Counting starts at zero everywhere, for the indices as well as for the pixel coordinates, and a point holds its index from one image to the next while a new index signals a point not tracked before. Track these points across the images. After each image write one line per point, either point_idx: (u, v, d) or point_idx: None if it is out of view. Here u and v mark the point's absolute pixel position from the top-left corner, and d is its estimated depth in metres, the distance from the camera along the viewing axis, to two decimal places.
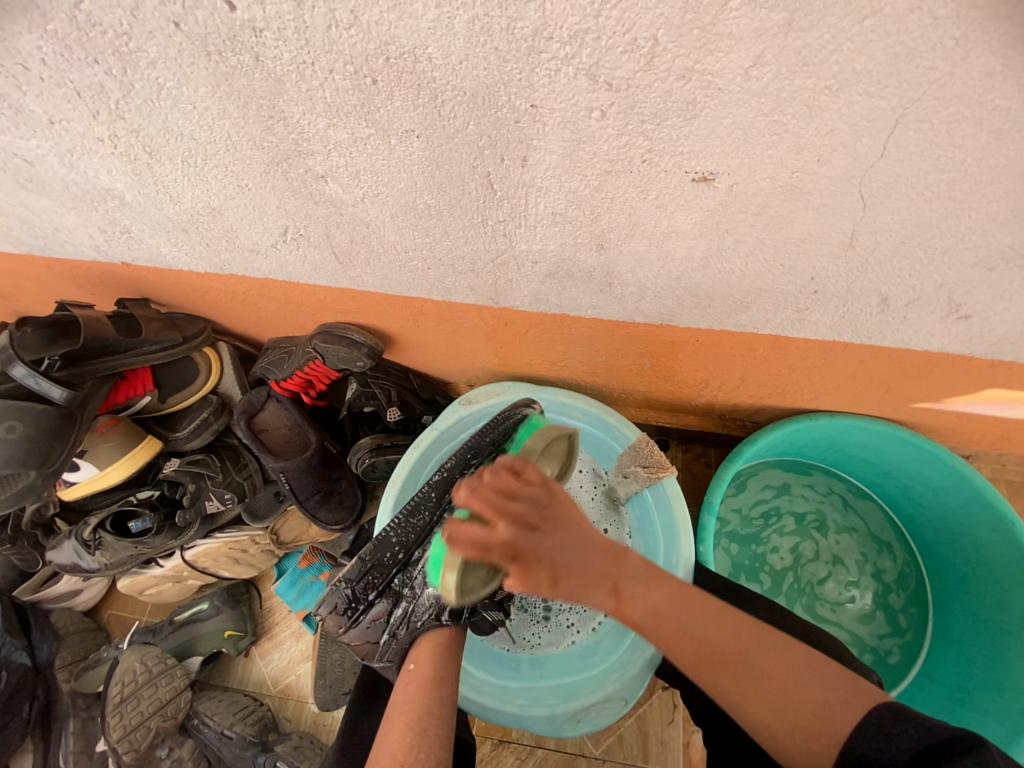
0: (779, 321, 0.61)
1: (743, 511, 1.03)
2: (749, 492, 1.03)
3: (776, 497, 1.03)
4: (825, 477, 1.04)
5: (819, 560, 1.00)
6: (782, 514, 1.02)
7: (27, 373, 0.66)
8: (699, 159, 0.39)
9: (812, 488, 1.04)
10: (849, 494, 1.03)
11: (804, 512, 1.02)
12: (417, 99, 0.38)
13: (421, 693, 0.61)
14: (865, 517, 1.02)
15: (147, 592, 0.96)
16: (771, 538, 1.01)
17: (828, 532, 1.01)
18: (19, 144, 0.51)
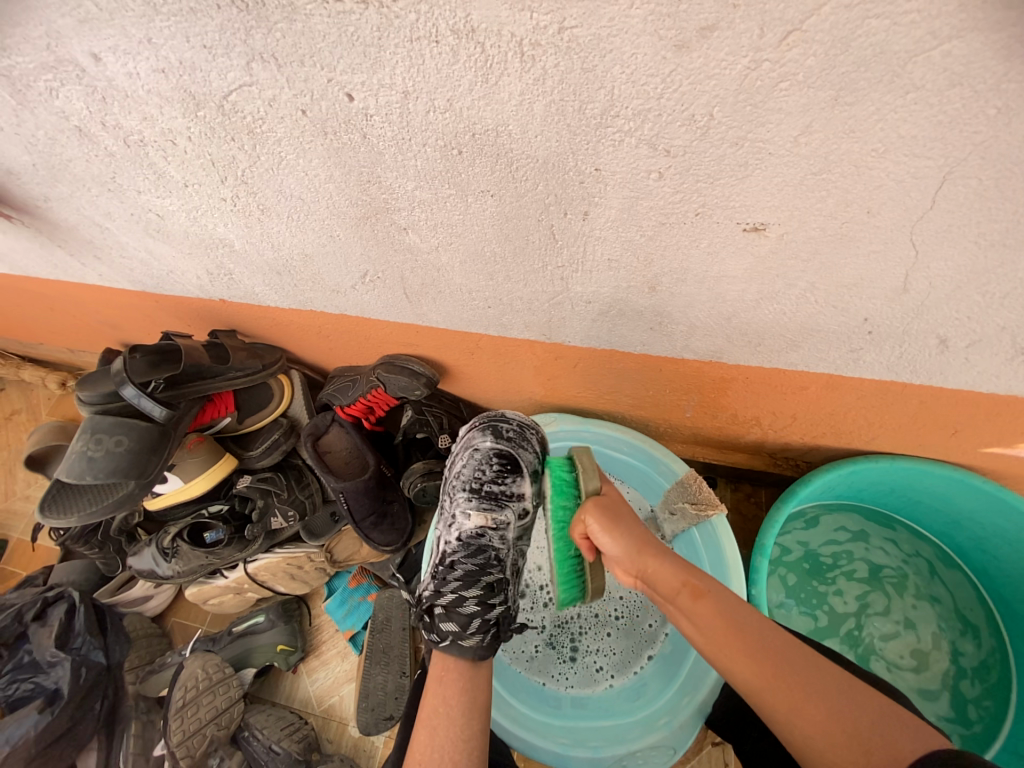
0: (832, 360, 0.62)
1: (809, 547, 1.00)
2: (824, 526, 1.00)
3: (848, 542, 0.99)
4: (914, 538, 0.97)
5: (888, 615, 0.94)
6: (854, 559, 0.98)
7: (136, 393, 0.75)
8: (750, 212, 0.42)
9: (892, 544, 0.98)
10: (937, 562, 0.95)
11: (881, 566, 0.97)
12: (495, 166, 0.43)
13: (438, 697, 0.61)
14: (953, 591, 0.94)
15: (210, 602, 1.02)
16: (838, 580, 0.97)
17: (904, 595, 0.95)
18: (156, 202, 0.61)
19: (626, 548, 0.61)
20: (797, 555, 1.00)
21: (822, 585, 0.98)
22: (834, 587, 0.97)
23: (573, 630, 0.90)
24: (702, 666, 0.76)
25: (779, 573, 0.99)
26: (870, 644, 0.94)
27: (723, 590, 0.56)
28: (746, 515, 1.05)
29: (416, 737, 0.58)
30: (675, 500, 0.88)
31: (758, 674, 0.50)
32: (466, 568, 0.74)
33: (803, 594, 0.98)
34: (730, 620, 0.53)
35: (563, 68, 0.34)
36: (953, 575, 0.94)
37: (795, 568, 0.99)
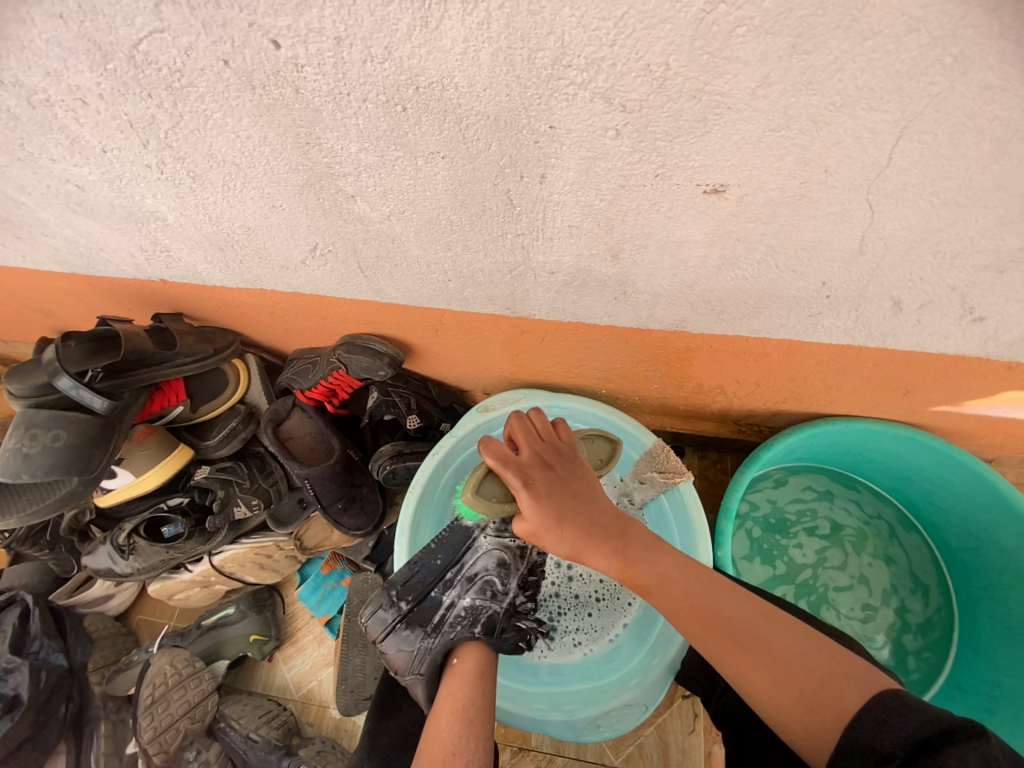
0: (793, 325, 0.63)
1: (777, 503, 1.03)
2: (793, 483, 1.04)
3: (815, 500, 1.03)
4: (878, 501, 1.01)
5: (845, 568, 0.99)
6: (817, 516, 1.02)
7: (72, 384, 0.69)
8: (710, 171, 0.41)
9: (856, 505, 1.02)
10: (897, 524, 1.00)
11: (849, 527, 1.01)
12: (443, 124, 0.40)
13: (466, 689, 0.61)
14: (909, 554, 0.99)
15: (176, 597, 0.99)
16: (800, 535, 1.01)
17: (865, 554, 1.00)
18: (73, 171, 0.55)
19: (554, 528, 0.59)
20: (764, 510, 1.03)
21: (785, 539, 1.01)
22: (795, 539, 1.01)
23: (552, 607, 0.89)
24: (672, 624, 0.79)
25: (743, 526, 1.02)
26: (825, 593, 0.98)
27: (662, 560, 0.58)
28: (713, 481, 1.08)
29: (447, 725, 0.58)
30: (644, 470, 0.90)
31: (712, 637, 0.54)
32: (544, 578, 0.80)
33: (765, 545, 1.01)
34: (672, 591, 0.56)
35: (509, 10, 0.31)
36: (910, 537, 0.99)
37: (761, 521, 1.03)
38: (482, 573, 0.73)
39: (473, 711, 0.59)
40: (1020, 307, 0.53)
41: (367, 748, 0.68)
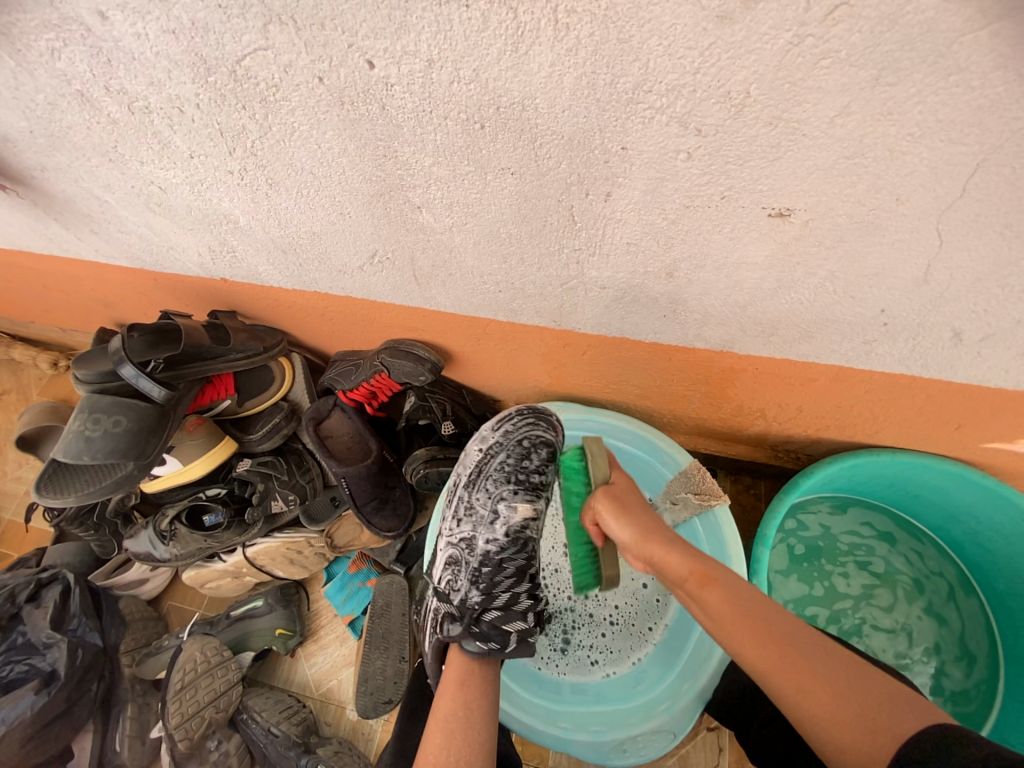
0: (844, 352, 0.62)
1: (829, 529, 1.00)
2: (851, 514, 1.01)
3: (871, 538, 1.00)
4: (943, 559, 0.96)
5: (889, 610, 0.95)
6: (872, 554, 0.98)
7: (134, 372, 0.73)
8: (778, 196, 0.42)
9: (918, 557, 0.98)
10: (958, 587, 0.94)
11: (904, 572, 0.97)
12: (518, 142, 0.42)
13: (455, 690, 0.62)
14: (964, 621, 0.93)
15: (208, 586, 1.02)
16: (848, 565, 0.98)
17: (914, 603, 0.95)
18: (159, 174, 0.59)
19: (632, 524, 0.62)
20: (814, 532, 1.01)
21: (829, 565, 0.99)
22: (840, 565, 0.98)
23: (566, 621, 0.89)
24: (703, 653, 0.77)
25: (786, 543, 1.00)
26: (860, 626, 0.95)
27: (738, 585, 0.54)
28: (745, 506, 1.06)
29: (432, 735, 0.58)
30: (678, 490, 0.89)
31: (765, 650, 0.49)
32: (516, 563, 0.77)
33: (806, 565, 0.99)
34: (743, 607, 0.52)
35: (598, 38, 0.33)
36: (969, 605, 0.93)
37: (807, 542, 1.00)
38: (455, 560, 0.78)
39: (461, 717, 0.59)
40: None
41: (392, 751, 0.68)
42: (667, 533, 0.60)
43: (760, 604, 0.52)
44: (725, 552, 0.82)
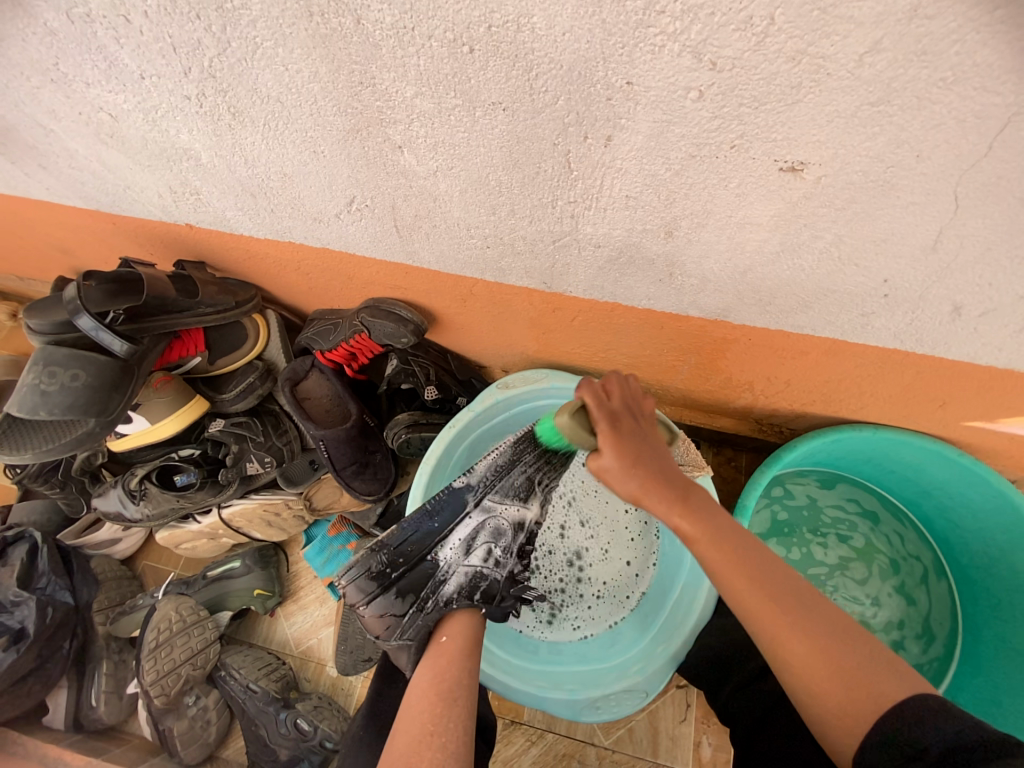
0: (840, 324, 0.60)
1: (816, 501, 1.03)
2: (840, 489, 1.03)
3: (856, 515, 1.02)
4: (923, 543, 0.98)
5: (863, 583, 0.98)
6: (854, 530, 1.01)
7: (94, 324, 0.68)
8: (792, 146, 0.38)
9: (898, 538, 1.00)
10: (930, 570, 0.97)
11: (883, 551, 1.00)
12: (511, 71, 0.37)
13: (449, 664, 0.61)
14: (931, 603, 0.96)
15: (183, 547, 1.00)
16: (828, 535, 1.00)
17: (888, 580, 0.98)
18: (107, 97, 0.52)
19: (633, 477, 0.56)
20: (800, 502, 1.03)
21: (810, 535, 1.01)
22: (821, 534, 1.01)
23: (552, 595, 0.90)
24: (678, 618, 0.79)
25: (771, 509, 1.02)
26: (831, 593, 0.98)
27: (713, 514, 0.55)
28: (726, 478, 1.07)
29: (430, 704, 0.57)
30: None
31: (771, 591, 0.51)
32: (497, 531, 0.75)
33: (788, 532, 1.01)
34: (727, 543, 0.53)
35: None
36: (939, 588, 0.96)
37: (792, 511, 1.02)
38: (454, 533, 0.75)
39: (460, 684, 0.59)
40: None
41: (369, 709, 0.68)
42: (665, 467, 0.57)
43: (736, 549, 0.53)
44: None
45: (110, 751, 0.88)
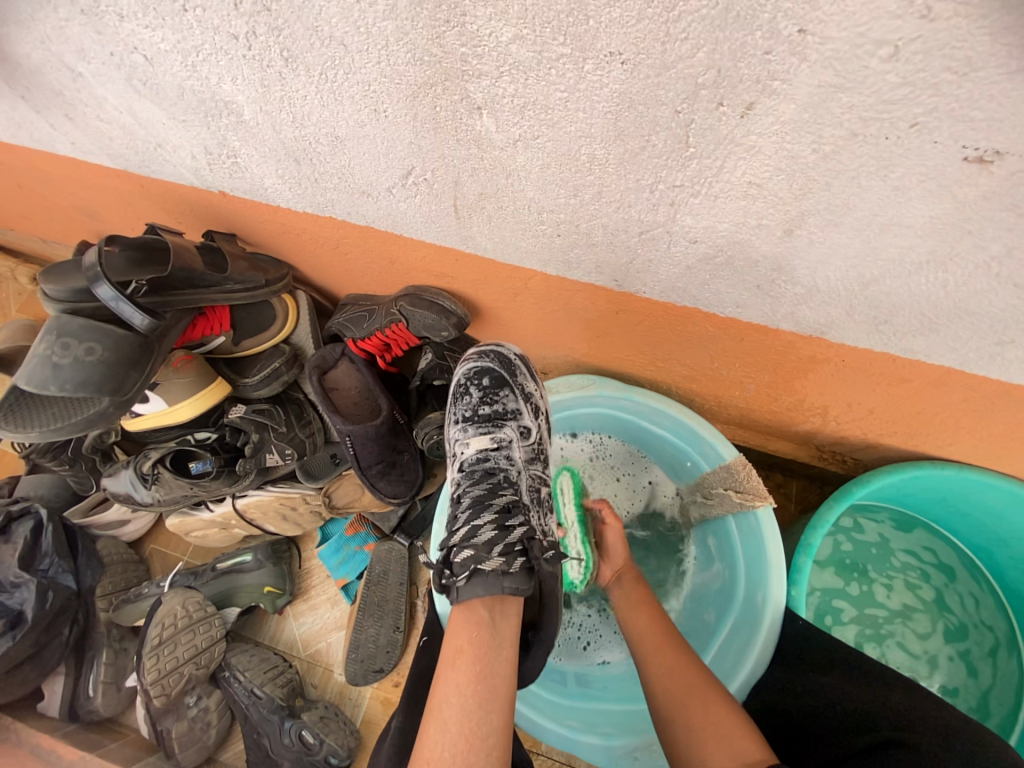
0: (963, 351, 0.51)
1: (887, 541, 0.94)
2: (918, 534, 0.94)
3: (929, 565, 0.93)
4: (1000, 614, 0.89)
5: (925, 639, 0.89)
6: (925, 580, 0.92)
7: (113, 294, 0.61)
8: (995, 127, 0.30)
9: (973, 601, 0.90)
10: (1003, 644, 0.87)
11: (953, 610, 0.90)
12: (646, 9, 0.30)
13: (444, 677, 0.51)
14: (996, 680, 0.86)
15: (193, 534, 0.94)
16: (895, 577, 0.92)
17: (952, 643, 0.89)
18: (141, 35, 0.45)
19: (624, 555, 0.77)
20: (870, 537, 0.94)
21: (874, 573, 0.93)
22: (889, 574, 0.92)
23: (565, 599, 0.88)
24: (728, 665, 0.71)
25: (836, 538, 0.94)
26: (885, 638, 0.90)
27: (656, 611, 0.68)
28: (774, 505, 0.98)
29: (425, 730, 0.48)
30: (715, 484, 0.79)
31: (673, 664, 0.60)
32: (476, 491, 0.68)
33: (848, 563, 0.93)
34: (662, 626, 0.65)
35: None
36: (1010, 665, 0.86)
37: (859, 544, 0.94)
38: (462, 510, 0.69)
39: (455, 706, 0.48)
40: None
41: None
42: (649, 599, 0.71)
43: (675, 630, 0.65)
44: (763, 557, 0.73)
45: (106, 745, 0.83)
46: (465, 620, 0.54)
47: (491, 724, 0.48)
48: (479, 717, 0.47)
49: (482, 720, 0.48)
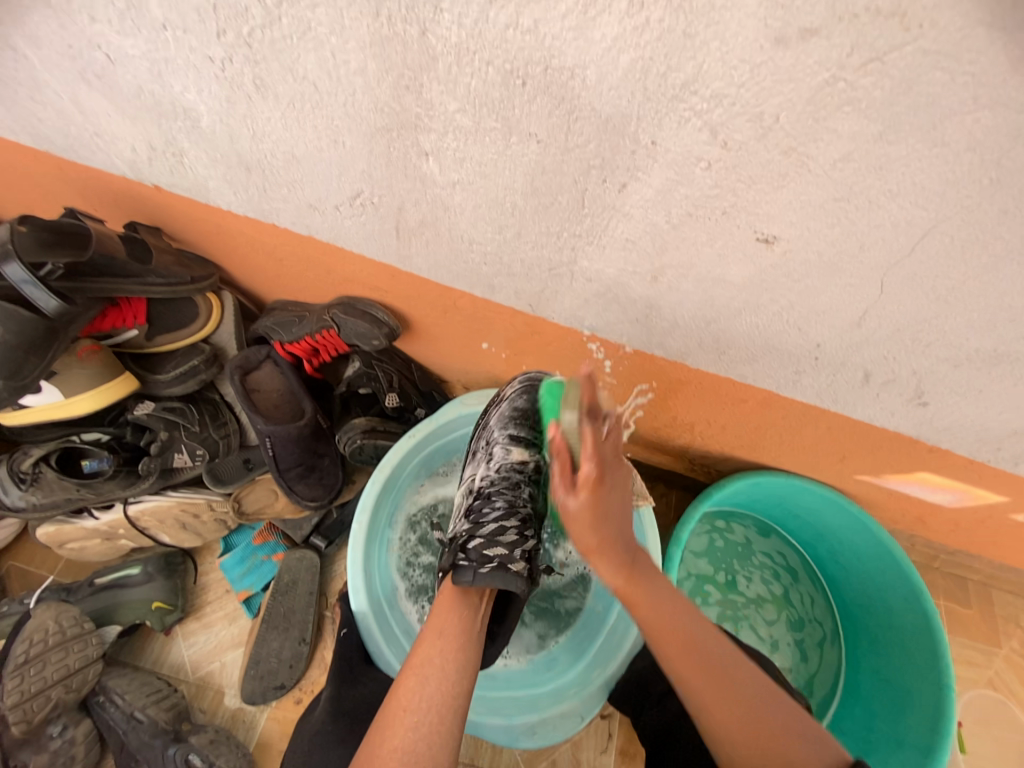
0: (777, 378, 0.70)
1: (751, 542, 1.13)
2: (774, 540, 1.14)
3: (782, 566, 1.13)
4: (828, 612, 1.09)
5: (771, 624, 1.08)
6: (778, 578, 1.12)
7: (23, 277, 0.59)
8: (770, 222, 0.46)
9: (811, 600, 1.11)
10: (828, 637, 1.08)
11: (795, 606, 1.10)
12: (554, 110, 0.42)
13: (423, 643, 0.56)
14: (820, 664, 1.07)
15: (68, 547, 0.85)
16: (755, 571, 1.11)
17: (792, 631, 1.09)
18: (108, 38, 0.49)
19: (594, 532, 0.53)
20: (739, 537, 1.14)
21: (739, 566, 1.11)
22: (749, 567, 1.11)
23: None
24: (616, 641, 0.82)
25: (711, 535, 1.13)
26: (742, 621, 1.07)
27: (661, 584, 0.57)
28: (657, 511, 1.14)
29: (403, 681, 0.53)
30: None
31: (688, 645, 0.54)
32: (509, 498, 0.71)
33: (720, 556, 1.11)
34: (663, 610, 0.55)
35: (665, 26, 0.34)
36: (832, 653, 1.07)
37: (730, 543, 1.13)
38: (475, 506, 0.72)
39: (435, 667, 0.53)
40: (959, 401, 0.63)
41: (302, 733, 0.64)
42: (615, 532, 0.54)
43: (681, 600, 0.58)
44: (645, 550, 0.86)
45: None
46: (457, 604, 0.58)
47: (461, 692, 0.52)
48: (454, 681, 0.52)
49: (457, 680, 0.53)
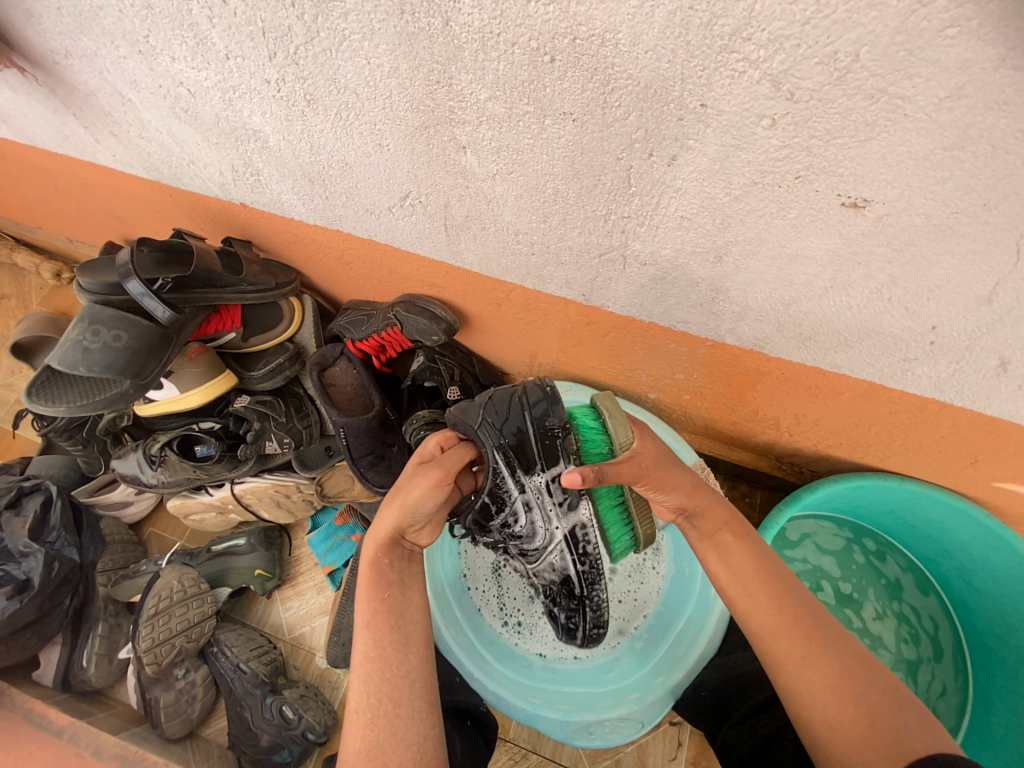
0: (880, 368, 0.59)
1: (900, 584, 0.97)
2: (932, 603, 0.95)
3: (928, 632, 0.94)
4: (956, 713, 0.89)
5: None
6: (917, 641, 0.94)
7: (141, 290, 0.69)
8: (857, 184, 0.39)
9: (940, 689, 0.91)
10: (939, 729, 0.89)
11: (918, 681, 0.92)
12: (588, 83, 0.39)
13: (359, 639, 0.52)
14: None
15: (192, 517, 1.01)
16: (892, 613, 0.96)
17: None
18: (189, 74, 0.54)
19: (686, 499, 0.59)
20: (892, 573, 0.98)
21: (876, 596, 0.97)
22: (885, 605, 0.96)
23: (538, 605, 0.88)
24: (681, 649, 0.78)
25: (851, 546, 1.00)
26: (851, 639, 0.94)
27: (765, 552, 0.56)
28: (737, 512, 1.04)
29: (351, 685, 0.51)
30: None
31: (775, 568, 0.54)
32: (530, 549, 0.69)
33: (855, 569, 0.99)
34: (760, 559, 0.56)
35: None
36: None
37: (870, 562, 0.99)
38: (544, 529, 0.66)
39: (375, 661, 0.51)
40: None
41: None
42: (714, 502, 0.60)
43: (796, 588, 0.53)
44: None
45: (95, 715, 0.90)
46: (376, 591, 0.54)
47: (415, 658, 0.52)
48: (401, 661, 0.51)
49: (402, 660, 0.51)
